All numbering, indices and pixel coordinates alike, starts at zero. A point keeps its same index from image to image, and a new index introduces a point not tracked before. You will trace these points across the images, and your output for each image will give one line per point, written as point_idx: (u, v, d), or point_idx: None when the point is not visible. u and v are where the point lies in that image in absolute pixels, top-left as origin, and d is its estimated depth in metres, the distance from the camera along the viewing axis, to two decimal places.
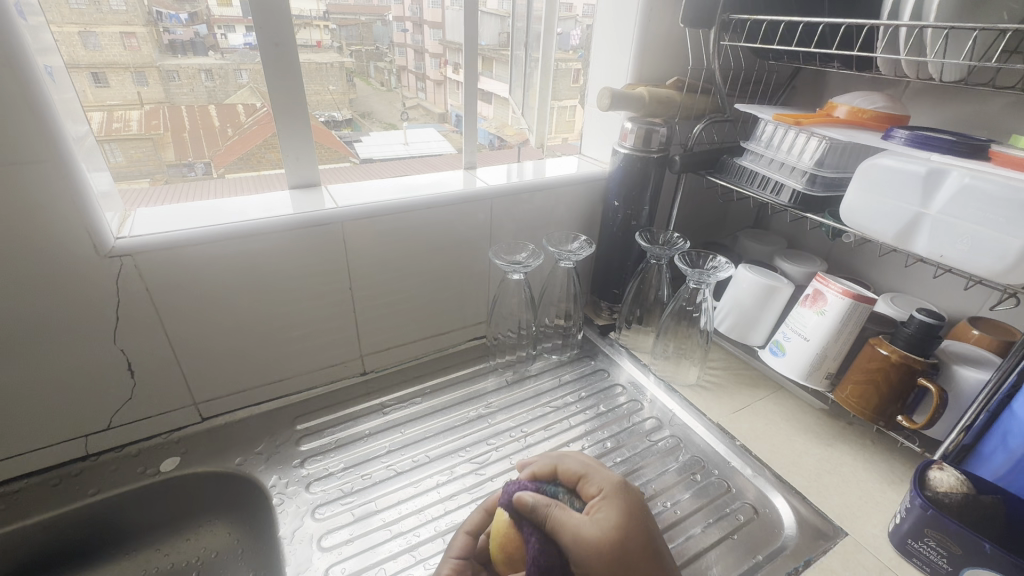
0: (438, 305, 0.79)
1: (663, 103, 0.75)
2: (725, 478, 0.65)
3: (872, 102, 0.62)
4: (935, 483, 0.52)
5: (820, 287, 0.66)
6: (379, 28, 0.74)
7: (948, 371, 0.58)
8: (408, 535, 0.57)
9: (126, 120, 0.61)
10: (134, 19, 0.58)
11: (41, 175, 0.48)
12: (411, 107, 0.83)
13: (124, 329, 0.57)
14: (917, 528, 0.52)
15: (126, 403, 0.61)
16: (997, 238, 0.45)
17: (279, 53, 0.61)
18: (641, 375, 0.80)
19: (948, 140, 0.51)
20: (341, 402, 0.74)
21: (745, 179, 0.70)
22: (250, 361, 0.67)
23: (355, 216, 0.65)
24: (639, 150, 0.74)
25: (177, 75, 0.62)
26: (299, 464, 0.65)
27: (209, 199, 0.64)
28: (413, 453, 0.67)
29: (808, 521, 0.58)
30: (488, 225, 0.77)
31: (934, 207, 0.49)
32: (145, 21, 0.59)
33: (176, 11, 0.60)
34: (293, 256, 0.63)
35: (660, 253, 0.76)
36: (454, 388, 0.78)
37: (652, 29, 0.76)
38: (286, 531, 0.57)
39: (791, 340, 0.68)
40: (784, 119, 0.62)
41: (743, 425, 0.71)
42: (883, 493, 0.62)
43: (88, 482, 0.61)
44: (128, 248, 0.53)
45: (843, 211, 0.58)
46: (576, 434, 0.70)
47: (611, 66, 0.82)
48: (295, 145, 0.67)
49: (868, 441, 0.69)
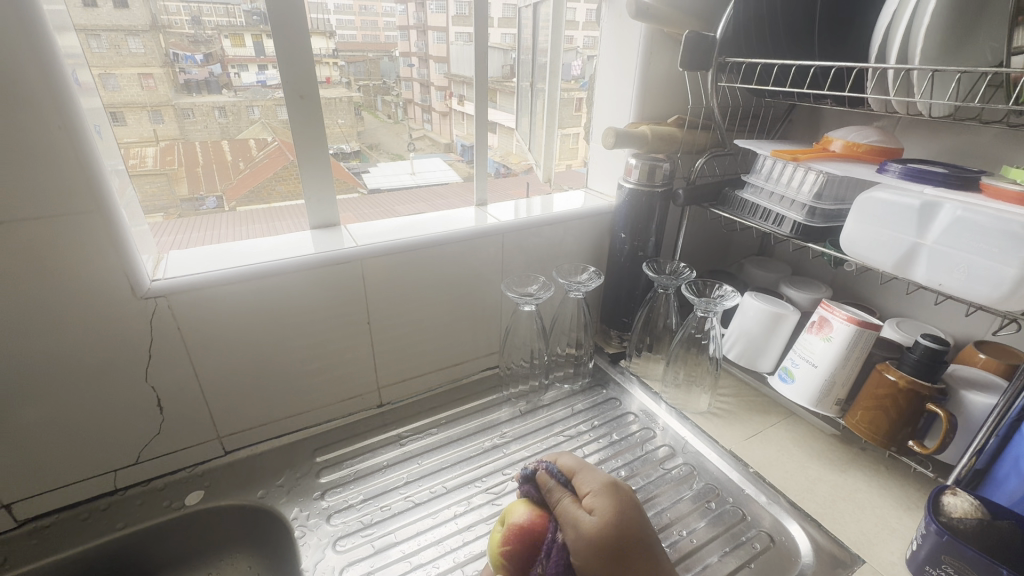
0: (452, 336, 0.82)
1: (666, 139, 0.78)
2: (740, 505, 0.65)
3: (867, 136, 0.65)
4: (950, 508, 0.52)
5: (825, 314, 0.67)
6: (386, 64, 0.78)
7: (956, 397, 0.59)
8: (428, 566, 0.58)
9: (142, 156, 0.64)
10: (151, 61, 0.62)
11: (88, 224, 0.51)
12: (417, 138, 0.86)
13: (156, 367, 0.60)
14: (933, 555, 0.52)
15: (152, 438, 0.63)
16: (992, 268, 0.47)
17: (305, 103, 0.65)
18: (653, 403, 0.81)
19: (942, 174, 0.53)
20: (360, 433, 0.76)
21: (748, 211, 0.73)
22: (273, 394, 0.69)
23: (374, 253, 0.68)
24: (644, 185, 0.77)
25: (192, 113, 0.66)
26: (320, 496, 0.66)
27: (222, 243, 0.67)
28: (431, 484, 0.68)
29: (824, 548, 0.59)
30: (498, 259, 0.79)
31: (931, 237, 0.52)
32: (162, 62, 0.63)
33: (192, 52, 0.64)
34: (316, 293, 0.66)
35: (667, 283, 0.78)
36: (469, 419, 0.80)
37: (653, 68, 0.80)
38: (308, 563, 0.58)
39: (800, 367, 0.69)
40: (781, 154, 0.65)
41: (756, 453, 0.72)
42: (900, 520, 0.62)
43: (117, 517, 0.62)
44: (163, 289, 0.56)
45: (843, 241, 0.60)
46: (590, 463, 0.71)
47: (613, 103, 0.86)
48: (317, 187, 0.71)
49: (882, 467, 0.69)
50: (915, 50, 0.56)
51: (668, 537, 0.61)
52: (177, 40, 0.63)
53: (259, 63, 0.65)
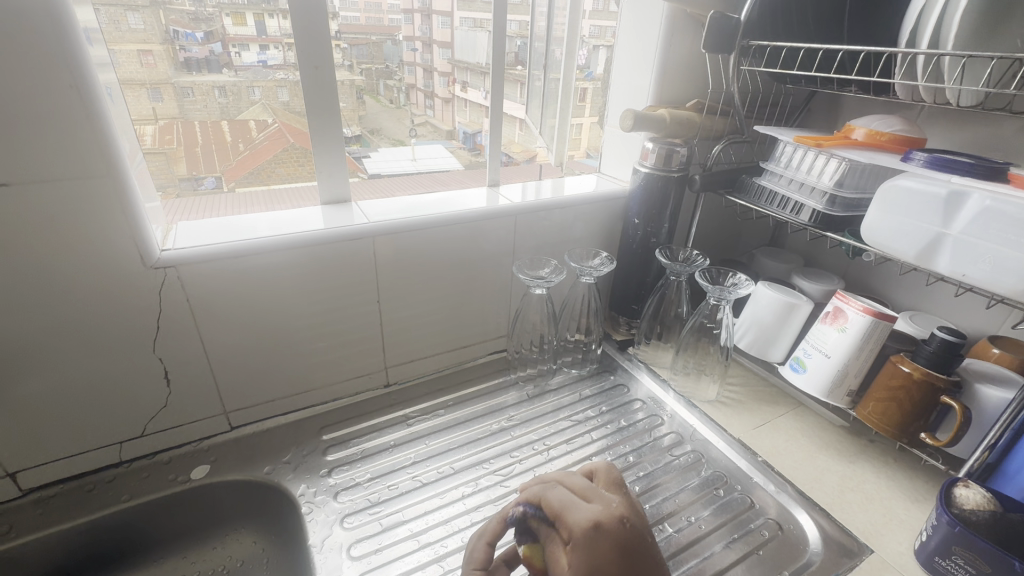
0: (459, 317, 0.81)
1: (684, 124, 0.77)
2: (748, 493, 0.65)
3: (891, 125, 0.64)
4: (962, 500, 0.52)
5: (841, 304, 0.66)
6: (389, 47, 0.76)
7: (971, 390, 0.59)
8: (436, 545, 0.57)
9: (140, 135, 0.61)
10: (151, 37, 0.60)
11: (99, 190, 0.50)
12: (419, 124, 0.85)
13: (163, 339, 0.59)
14: (944, 546, 0.52)
15: (158, 411, 0.63)
16: (1017, 259, 0.46)
17: (319, 75, 0.64)
18: (661, 390, 0.80)
19: (967, 164, 0.52)
20: (367, 413, 0.75)
21: (764, 199, 0.72)
22: (280, 372, 0.69)
23: (386, 230, 0.67)
24: (660, 169, 0.75)
25: (192, 92, 0.64)
26: (327, 473, 0.66)
27: (221, 217, 0.65)
28: (438, 464, 0.68)
29: (833, 537, 0.59)
30: (510, 241, 0.79)
31: (955, 227, 0.51)
32: (161, 39, 0.61)
33: (192, 30, 0.62)
34: (326, 269, 0.65)
35: (680, 270, 0.77)
36: (475, 402, 0.79)
37: (673, 51, 0.78)
38: (316, 539, 0.58)
39: (813, 357, 0.69)
40: (804, 141, 0.63)
41: (765, 442, 0.72)
42: (908, 511, 0.62)
43: (122, 489, 0.62)
44: (173, 259, 0.55)
45: (863, 231, 0.59)
46: (597, 448, 0.71)
47: (630, 88, 0.85)
48: (327, 163, 0.69)
49: (891, 458, 0.69)
50: (949, 34, 0.54)
51: (675, 523, 0.61)
52: (177, 18, 0.61)
53: (264, 43, 0.64)
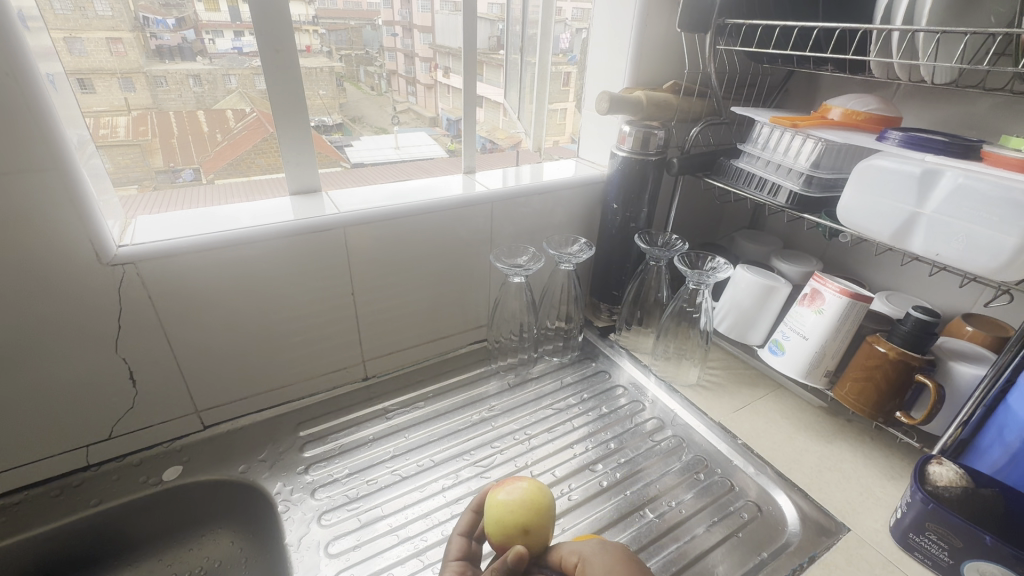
0: (439, 308, 0.79)
1: (661, 106, 0.75)
2: (728, 476, 0.65)
3: (866, 104, 0.64)
4: (935, 477, 0.53)
5: (818, 286, 0.66)
6: (369, 33, 0.74)
7: (945, 367, 0.59)
8: (415, 539, 0.57)
9: (113, 126, 0.59)
10: (120, 24, 0.58)
11: (45, 184, 0.47)
12: (401, 111, 0.82)
13: (127, 339, 0.57)
14: (917, 522, 0.53)
15: (126, 413, 0.61)
16: (990, 236, 0.46)
17: (281, 58, 0.61)
18: (642, 375, 0.80)
19: (942, 142, 0.52)
20: (345, 407, 0.74)
21: (742, 180, 0.72)
22: (254, 368, 0.67)
23: (357, 220, 0.65)
24: (637, 153, 0.74)
25: (165, 81, 0.62)
26: (304, 470, 0.65)
27: (199, 208, 0.63)
28: (418, 457, 0.67)
29: (811, 517, 0.59)
30: (487, 229, 0.77)
31: (929, 206, 0.51)
32: (131, 26, 0.58)
33: (163, 16, 0.60)
34: (297, 261, 0.63)
35: (660, 255, 0.76)
36: (456, 393, 0.78)
37: (648, 32, 0.76)
38: (293, 538, 0.57)
39: (790, 339, 0.69)
40: (781, 122, 0.62)
41: (744, 425, 0.72)
42: (884, 489, 0.63)
43: (91, 493, 0.60)
44: (131, 255, 0.53)
45: (840, 211, 0.59)
46: (578, 436, 0.71)
47: (606, 71, 0.83)
48: (297, 151, 0.67)
49: (867, 437, 0.70)
50: (923, 10, 0.54)
51: (656, 509, 0.61)
52: (146, 3, 0.58)
53: (237, 29, 0.61)
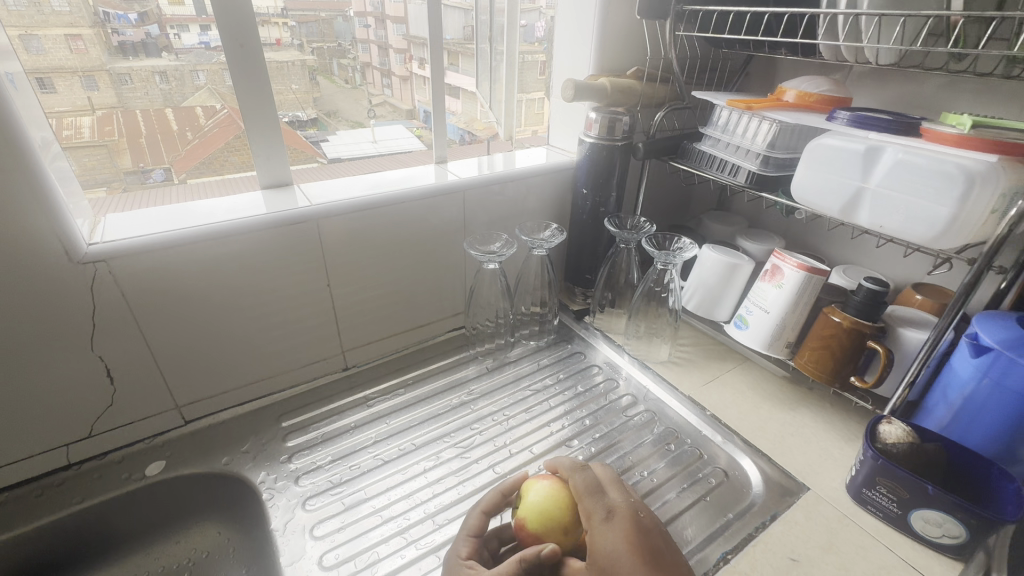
0: (416, 297, 0.81)
1: (625, 92, 0.77)
2: (698, 446, 0.68)
3: (818, 86, 0.67)
4: (885, 435, 0.57)
5: (778, 262, 0.70)
6: (340, 25, 0.75)
7: (894, 334, 0.63)
8: (399, 518, 0.59)
9: (77, 126, 0.59)
10: (79, 20, 0.57)
11: (9, 183, 0.47)
12: (377, 104, 0.84)
13: (102, 337, 0.57)
14: (869, 478, 0.56)
15: (105, 410, 0.61)
16: (926, 207, 0.49)
17: (245, 53, 0.61)
18: (616, 355, 0.83)
19: (885, 120, 0.54)
20: (326, 397, 0.75)
21: (705, 163, 0.74)
22: (233, 362, 0.68)
23: (330, 212, 0.66)
24: (604, 139, 0.76)
25: (129, 78, 0.61)
26: (287, 459, 0.66)
27: (178, 204, 0.63)
28: (400, 441, 0.69)
29: (774, 479, 0.62)
30: (460, 217, 0.78)
31: (873, 181, 0.54)
32: (91, 22, 0.58)
33: (125, 11, 0.59)
34: (271, 254, 0.64)
35: (629, 237, 0.79)
36: (435, 379, 0.80)
37: (611, 20, 0.78)
38: (278, 524, 0.58)
39: (753, 314, 0.72)
40: (737, 104, 0.65)
41: (713, 397, 0.75)
42: (841, 450, 0.66)
43: (73, 491, 0.60)
44: (101, 253, 0.53)
45: (794, 189, 0.62)
46: (555, 415, 0.73)
47: (571, 59, 0.85)
48: (267, 146, 0.67)
49: (827, 403, 0.73)
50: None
51: (629, 479, 0.64)
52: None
53: (202, 23, 0.60)
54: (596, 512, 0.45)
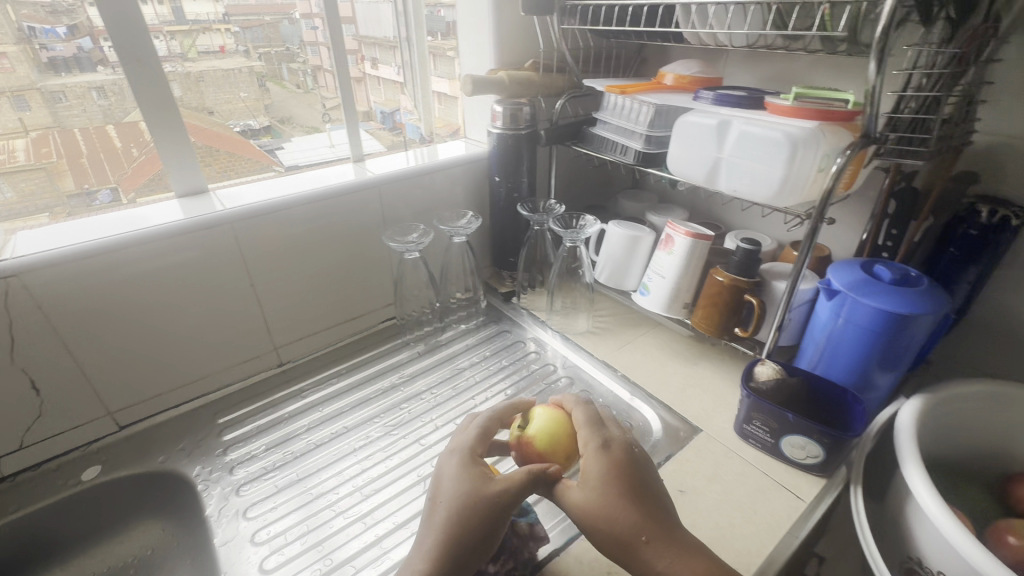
0: (344, 291, 0.85)
1: (523, 84, 0.83)
2: (609, 403, 0.75)
3: (691, 68, 0.73)
4: (758, 374, 0.64)
5: (670, 232, 0.76)
6: (288, 28, 0.78)
7: (768, 287, 0.71)
8: (328, 494, 0.63)
9: (12, 151, 0.63)
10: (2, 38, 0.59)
11: None
12: (332, 107, 0.84)
13: (22, 349, 0.59)
14: (746, 414, 0.64)
15: (35, 421, 0.63)
16: (766, 169, 0.57)
17: (143, 68, 0.62)
18: (540, 330, 0.89)
19: (736, 97, 0.62)
20: (261, 393, 0.79)
21: (603, 146, 0.80)
22: (164, 365, 0.70)
23: (244, 215, 0.69)
24: (509, 129, 0.81)
25: (64, 96, 0.64)
26: (223, 452, 0.69)
27: (100, 215, 0.66)
28: (332, 426, 0.73)
29: (672, 426, 0.69)
30: (380, 211, 0.82)
31: (726, 150, 0.60)
32: (16, 38, 0.60)
33: (52, 25, 0.61)
34: (189, 258, 0.67)
35: (539, 220, 0.84)
36: (368, 366, 0.84)
37: (504, 19, 0.84)
38: (213, 510, 0.62)
39: (653, 280, 0.79)
40: (613, 89, 0.73)
41: (624, 360, 0.82)
42: (733, 395, 0.74)
43: (8, 501, 0.62)
44: (12, 268, 0.55)
45: (669, 162, 0.68)
46: (480, 388, 0.78)
47: (477, 54, 0.90)
48: (177, 155, 0.69)
49: (725, 356, 0.81)
50: None
51: None
52: (31, 12, 0.60)
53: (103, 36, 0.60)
54: (593, 440, 0.49)
